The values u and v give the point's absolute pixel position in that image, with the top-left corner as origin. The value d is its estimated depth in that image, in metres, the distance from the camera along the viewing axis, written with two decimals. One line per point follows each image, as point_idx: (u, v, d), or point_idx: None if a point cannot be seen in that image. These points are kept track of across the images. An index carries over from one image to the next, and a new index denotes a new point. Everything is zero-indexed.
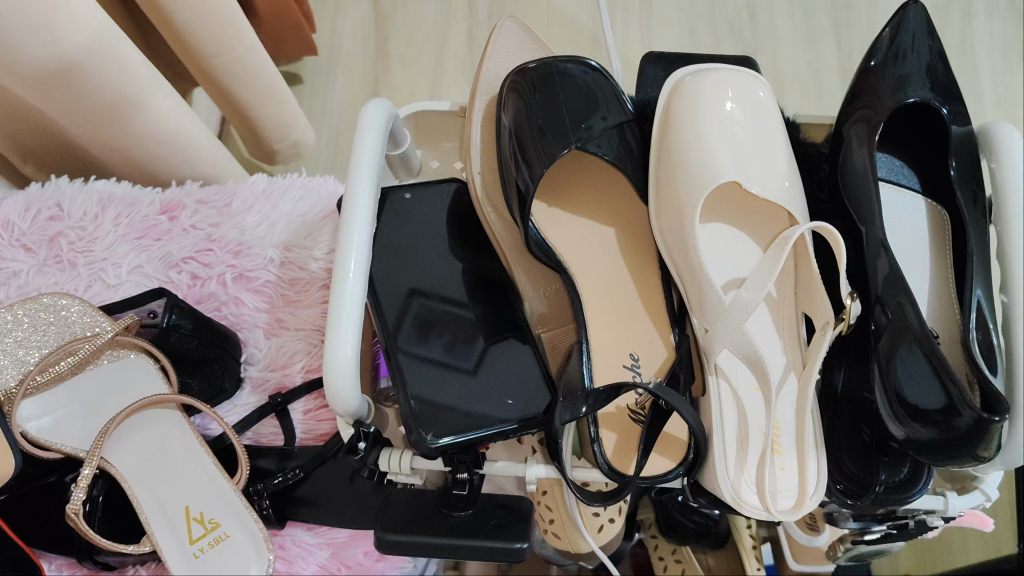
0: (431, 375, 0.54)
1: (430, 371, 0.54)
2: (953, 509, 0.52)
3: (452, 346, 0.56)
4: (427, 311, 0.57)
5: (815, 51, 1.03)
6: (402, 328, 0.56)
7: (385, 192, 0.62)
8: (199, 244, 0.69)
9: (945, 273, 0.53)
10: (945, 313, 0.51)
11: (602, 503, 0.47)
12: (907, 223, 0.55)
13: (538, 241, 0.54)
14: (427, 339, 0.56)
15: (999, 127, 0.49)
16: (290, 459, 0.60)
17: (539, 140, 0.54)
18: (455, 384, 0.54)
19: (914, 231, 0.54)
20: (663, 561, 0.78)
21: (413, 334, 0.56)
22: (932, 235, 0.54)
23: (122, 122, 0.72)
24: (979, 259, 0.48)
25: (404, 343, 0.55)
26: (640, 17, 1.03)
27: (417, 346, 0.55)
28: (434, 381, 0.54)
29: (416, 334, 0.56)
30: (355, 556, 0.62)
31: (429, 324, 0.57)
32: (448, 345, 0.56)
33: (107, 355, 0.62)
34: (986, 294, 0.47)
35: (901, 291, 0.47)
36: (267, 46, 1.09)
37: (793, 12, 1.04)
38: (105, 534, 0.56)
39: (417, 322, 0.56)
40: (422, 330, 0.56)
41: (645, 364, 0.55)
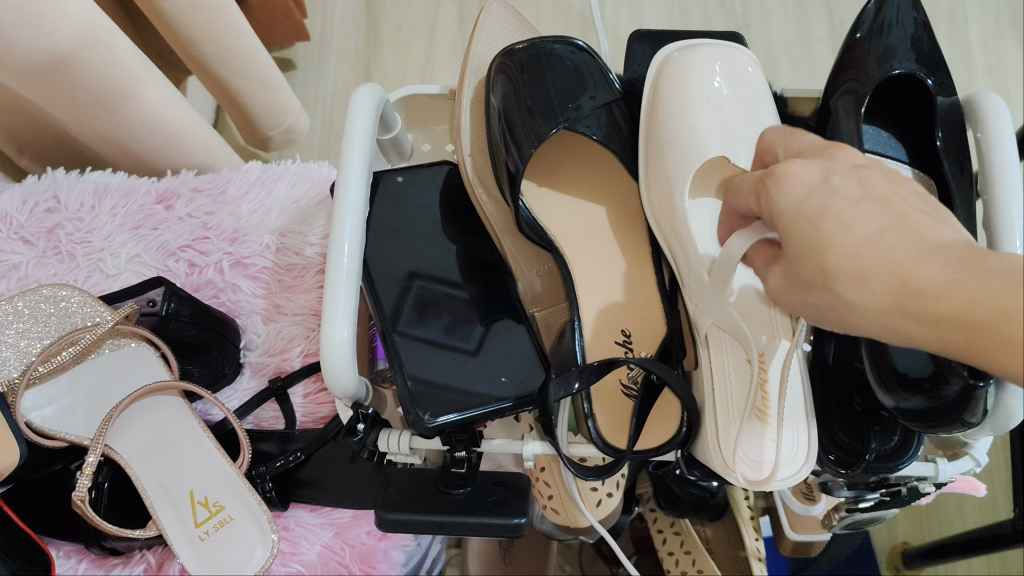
0: (426, 355, 0.55)
1: (427, 353, 0.55)
2: (943, 475, 0.52)
3: (451, 328, 0.57)
4: (425, 295, 0.58)
5: (805, 23, 1.03)
6: (401, 315, 0.57)
7: (377, 175, 0.62)
8: (195, 232, 0.70)
9: None
10: None
11: (597, 477, 0.48)
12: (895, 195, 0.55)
13: (529, 222, 0.54)
14: (426, 322, 0.57)
15: (984, 96, 0.50)
16: (291, 441, 0.61)
17: (527, 119, 0.54)
18: (453, 364, 0.55)
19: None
20: (662, 534, 0.79)
21: (411, 319, 0.56)
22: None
23: (115, 113, 0.73)
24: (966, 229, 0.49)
25: (400, 325, 0.56)
26: None
27: (417, 327, 0.56)
28: (429, 363, 0.55)
29: (410, 316, 0.57)
30: (358, 535, 0.63)
31: (427, 306, 0.57)
32: (447, 327, 0.57)
33: (108, 343, 0.63)
34: None
35: None
36: (259, 32, 1.09)
37: None
38: (111, 520, 0.57)
39: (416, 305, 0.57)
40: (417, 313, 0.57)
41: (638, 343, 0.56)
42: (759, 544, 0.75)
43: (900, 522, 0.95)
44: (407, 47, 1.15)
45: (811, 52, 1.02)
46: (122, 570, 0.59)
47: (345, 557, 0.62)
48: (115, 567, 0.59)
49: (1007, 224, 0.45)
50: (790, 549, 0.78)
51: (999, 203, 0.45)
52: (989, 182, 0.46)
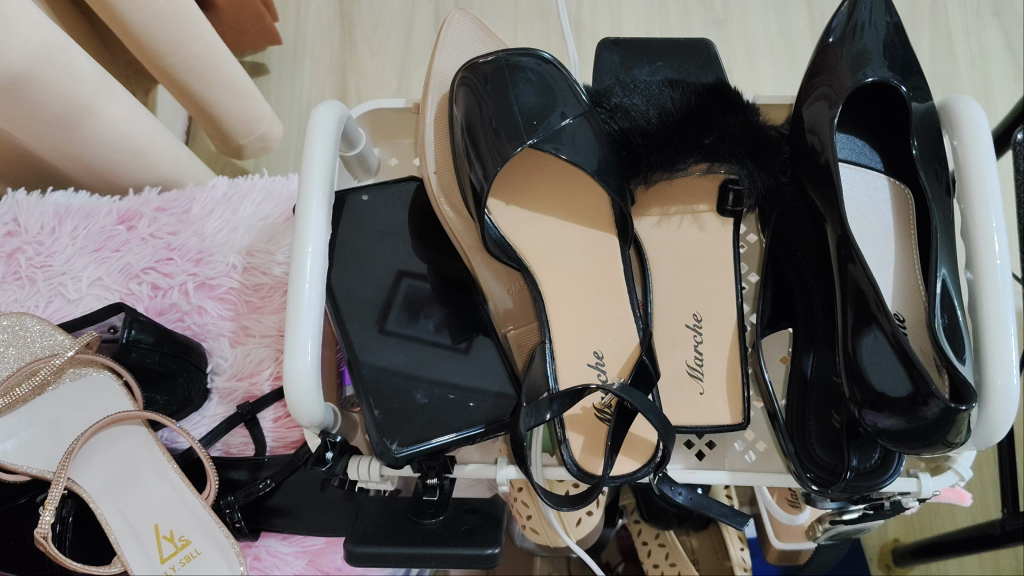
0: (398, 374, 0.54)
1: (399, 369, 0.54)
2: (927, 491, 0.50)
3: (441, 328, 0.57)
4: (415, 296, 0.57)
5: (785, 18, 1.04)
6: (391, 314, 0.56)
7: (342, 194, 0.60)
8: (159, 254, 0.68)
9: (910, 255, 0.52)
10: (910, 297, 0.51)
11: (570, 507, 0.46)
12: (871, 203, 0.54)
13: (497, 240, 0.52)
14: (418, 321, 0.57)
15: (961, 103, 0.48)
16: (261, 469, 0.59)
17: (492, 138, 0.51)
18: (424, 381, 0.54)
19: (878, 212, 0.54)
20: (647, 546, 0.78)
21: (402, 318, 0.56)
22: (897, 216, 0.53)
23: (75, 130, 0.70)
24: (943, 238, 0.47)
25: (388, 327, 0.56)
26: None
27: (410, 327, 0.56)
28: (402, 377, 0.54)
29: (390, 334, 0.56)
30: (333, 561, 0.62)
31: (418, 304, 0.57)
32: (438, 326, 0.57)
33: (69, 373, 0.60)
34: (951, 273, 0.47)
35: (855, 263, 0.48)
36: (229, 38, 1.07)
37: None
38: (77, 556, 0.56)
39: (405, 304, 0.57)
40: (402, 328, 0.56)
41: (610, 363, 0.53)
42: (745, 554, 0.74)
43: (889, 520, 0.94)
44: (383, 49, 1.13)
45: (791, 43, 1.01)
46: None
47: None
48: None
49: (985, 229, 0.44)
50: (776, 556, 0.77)
51: (977, 211, 0.44)
52: (966, 189, 0.45)
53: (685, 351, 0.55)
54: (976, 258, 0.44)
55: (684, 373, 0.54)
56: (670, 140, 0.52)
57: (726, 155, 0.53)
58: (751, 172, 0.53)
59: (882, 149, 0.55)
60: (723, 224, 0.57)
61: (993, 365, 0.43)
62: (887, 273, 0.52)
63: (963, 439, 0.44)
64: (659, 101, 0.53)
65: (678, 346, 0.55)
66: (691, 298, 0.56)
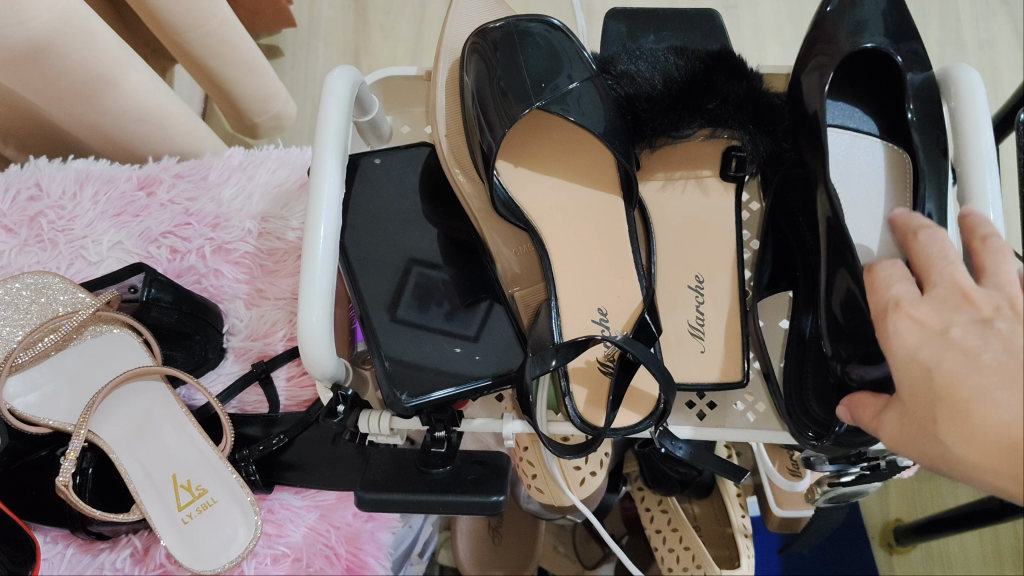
0: (405, 340, 0.55)
1: (407, 333, 0.56)
2: None
3: (451, 314, 0.57)
4: (425, 285, 0.58)
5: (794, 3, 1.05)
6: (401, 303, 0.57)
7: (354, 159, 0.62)
8: (177, 219, 0.70)
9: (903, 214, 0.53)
10: None
11: (573, 455, 0.48)
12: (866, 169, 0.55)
13: (505, 200, 0.55)
14: (427, 310, 0.57)
15: (960, 72, 0.50)
16: (274, 425, 0.61)
17: (500, 101, 0.53)
18: (433, 344, 0.56)
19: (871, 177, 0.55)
20: (650, 512, 0.80)
21: (412, 306, 0.57)
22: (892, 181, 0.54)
23: (95, 98, 0.72)
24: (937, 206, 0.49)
25: (399, 310, 0.56)
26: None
27: (418, 316, 0.57)
28: (407, 346, 0.55)
29: (404, 304, 0.57)
30: (343, 517, 0.64)
31: (429, 292, 0.58)
32: (448, 313, 0.57)
33: (90, 330, 0.62)
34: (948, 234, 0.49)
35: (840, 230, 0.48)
36: (244, 18, 1.08)
37: None
38: (97, 505, 0.58)
39: (416, 293, 0.57)
40: (416, 295, 0.57)
41: (613, 318, 0.55)
42: (745, 521, 0.76)
43: (892, 499, 0.96)
44: (396, 32, 1.15)
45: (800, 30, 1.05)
46: (109, 554, 0.60)
47: (331, 538, 0.63)
48: (101, 552, 0.60)
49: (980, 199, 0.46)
50: (777, 524, 0.79)
51: (973, 180, 0.47)
52: (963, 158, 0.48)
53: (687, 312, 0.56)
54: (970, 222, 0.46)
55: (686, 333, 0.56)
56: (675, 105, 0.54)
57: (728, 120, 0.54)
58: (753, 138, 0.55)
59: (878, 117, 0.56)
60: (725, 190, 0.59)
61: None
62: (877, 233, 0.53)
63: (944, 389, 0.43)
64: (664, 68, 0.55)
65: (681, 307, 0.57)
66: (692, 261, 0.58)
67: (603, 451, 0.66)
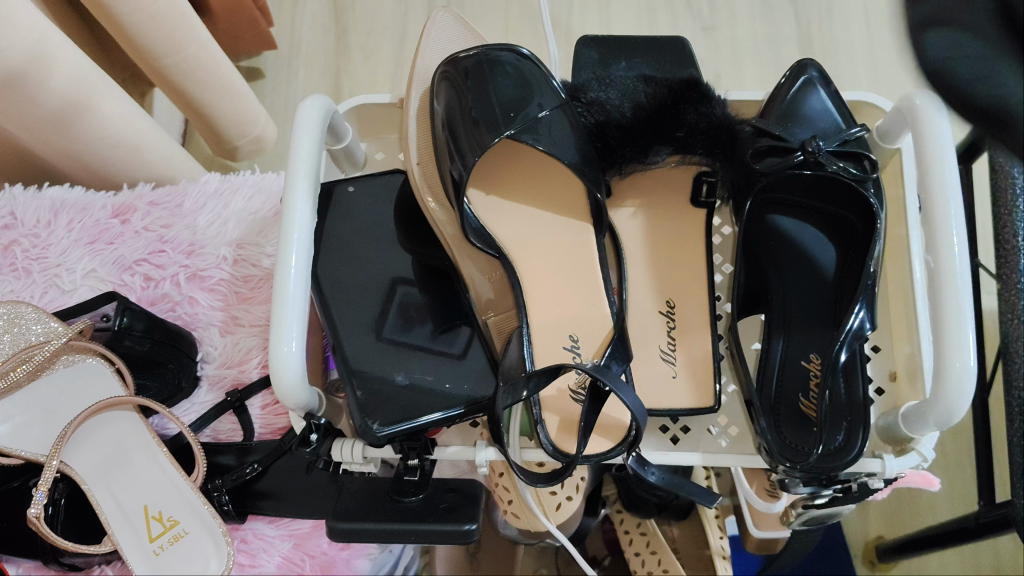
0: (383, 362, 0.56)
1: (390, 355, 0.56)
2: (891, 471, 0.51)
3: (436, 334, 0.58)
4: (409, 305, 0.59)
5: (770, 33, 1.10)
6: (387, 321, 0.58)
7: (328, 187, 0.62)
8: (151, 246, 0.70)
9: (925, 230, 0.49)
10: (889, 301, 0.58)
11: (544, 485, 0.48)
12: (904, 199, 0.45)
13: (476, 228, 0.55)
14: (412, 329, 0.58)
15: (924, 102, 0.52)
16: (249, 454, 0.61)
17: (471, 129, 0.53)
18: (410, 364, 0.56)
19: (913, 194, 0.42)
20: (629, 535, 0.80)
21: (397, 325, 0.58)
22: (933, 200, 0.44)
23: (71, 126, 0.72)
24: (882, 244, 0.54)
25: (385, 330, 0.57)
26: (598, 22, 1.10)
27: (401, 335, 0.57)
28: (386, 366, 0.56)
29: (390, 323, 0.58)
30: (318, 545, 0.64)
31: (414, 312, 0.59)
32: (433, 333, 0.58)
33: (62, 360, 0.61)
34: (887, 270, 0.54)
35: None
36: (226, 42, 1.09)
37: (750, 6, 1.12)
38: (69, 536, 0.57)
39: (400, 313, 0.58)
40: (401, 317, 0.58)
41: (585, 345, 0.56)
42: (723, 543, 0.76)
43: (873, 516, 0.96)
44: (377, 53, 1.16)
45: (776, 51, 1.10)
46: None
47: (306, 568, 0.64)
48: None
49: (944, 225, 0.47)
50: (755, 545, 0.79)
51: (937, 203, 0.48)
52: (927, 182, 0.49)
53: (658, 338, 0.56)
54: (935, 245, 0.47)
55: (658, 358, 0.56)
56: (644, 132, 0.54)
57: (696, 147, 0.55)
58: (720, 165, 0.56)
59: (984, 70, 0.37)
60: (695, 215, 0.60)
61: (950, 349, 0.46)
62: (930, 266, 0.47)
63: (933, 422, 0.47)
64: (633, 94, 0.55)
65: (652, 332, 0.57)
66: (664, 287, 0.58)
67: (579, 475, 0.66)
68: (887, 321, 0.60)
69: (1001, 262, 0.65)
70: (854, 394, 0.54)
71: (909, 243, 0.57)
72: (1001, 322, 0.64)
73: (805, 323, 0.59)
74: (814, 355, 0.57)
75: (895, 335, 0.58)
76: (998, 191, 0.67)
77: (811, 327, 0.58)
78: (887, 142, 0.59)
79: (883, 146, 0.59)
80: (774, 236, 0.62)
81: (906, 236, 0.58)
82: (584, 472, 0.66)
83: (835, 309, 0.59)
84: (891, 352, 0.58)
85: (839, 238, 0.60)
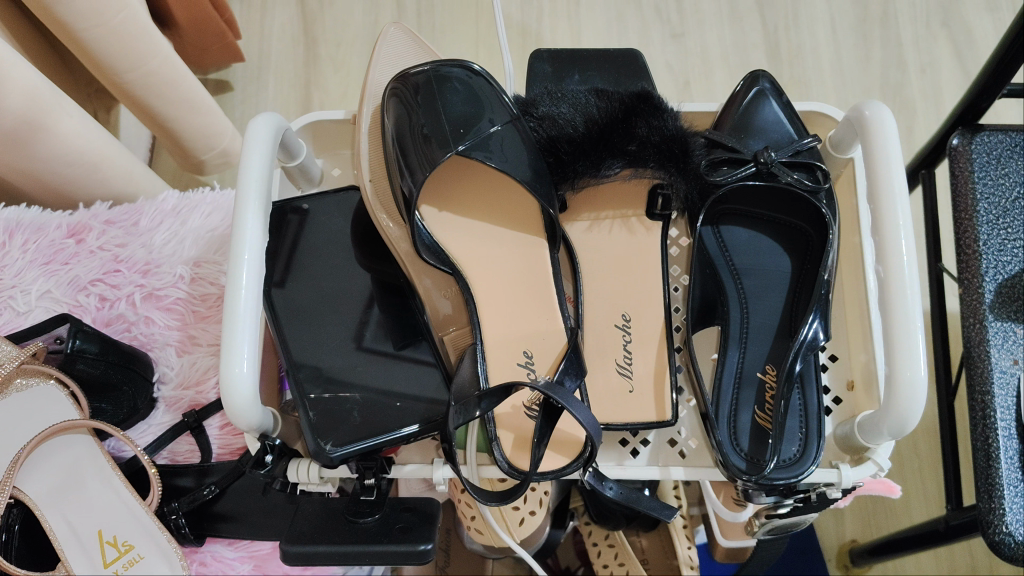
0: (350, 374, 0.56)
1: (363, 368, 0.57)
2: (847, 480, 0.50)
3: (405, 344, 0.58)
4: (384, 318, 0.59)
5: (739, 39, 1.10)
6: (368, 331, 0.58)
7: (281, 205, 0.62)
8: (106, 266, 0.70)
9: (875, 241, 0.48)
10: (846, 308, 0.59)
11: (498, 503, 0.47)
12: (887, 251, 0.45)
13: (429, 243, 0.55)
14: (385, 340, 0.58)
15: (876, 112, 0.52)
16: (207, 475, 0.60)
17: (421, 145, 0.53)
18: (374, 376, 0.57)
19: None
20: (597, 546, 0.80)
21: (379, 335, 0.58)
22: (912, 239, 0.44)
23: (27, 146, 0.71)
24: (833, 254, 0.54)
25: (366, 339, 0.58)
26: (568, 29, 1.10)
27: (384, 344, 0.58)
28: (356, 377, 0.56)
29: (371, 333, 0.58)
30: (277, 567, 0.65)
31: (388, 325, 0.59)
32: (404, 343, 0.58)
33: (16, 384, 0.60)
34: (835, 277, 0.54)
35: None
36: (192, 55, 1.08)
37: (719, 11, 1.12)
38: (24, 564, 0.57)
39: (383, 325, 0.59)
40: (382, 327, 0.59)
41: (539, 360, 0.55)
42: (692, 553, 0.76)
43: (847, 520, 0.96)
44: (346, 64, 1.15)
45: (745, 57, 1.10)
46: None
47: None
48: None
49: (893, 234, 0.47)
50: (724, 554, 0.79)
51: (886, 213, 0.48)
52: (877, 192, 0.49)
53: (615, 351, 0.56)
54: (885, 255, 0.47)
55: (615, 372, 0.56)
56: (596, 146, 0.54)
57: (649, 160, 0.55)
58: (674, 178, 0.55)
59: None
60: (651, 228, 0.60)
61: (902, 359, 0.46)
62: (899, 281, 0.46)
63: (886, 431, 0.48)
64: (585, 108, 0.55)
65: (610, 346, 0.57)
66: (621, 300, 0.58)
67: (543, 489, 0.66)
68: (843, 330, 0.60)
69: (962, 268, 0.66)
70: (809, 405, 0.55)
71: (864, 252, 0.57)
72: (962, 327, 0.64)
73: (761, 335, 0.60)
74: (769, 367, 0.58)
75: (852, 343, 0.58)
76: (957, 197, 0.67)
77: (766, 339, 0.60)
78: (839, 151, 0.59)
79: (836, 156, 0.60)
80: (731, 248, 0.63)
81: (860, 245, 0.58)
82: (547, 487, 0.66)
83: (790, 320, 0.60)
84: (848, 361, 0.59)
85: (795, 249, 0.62)
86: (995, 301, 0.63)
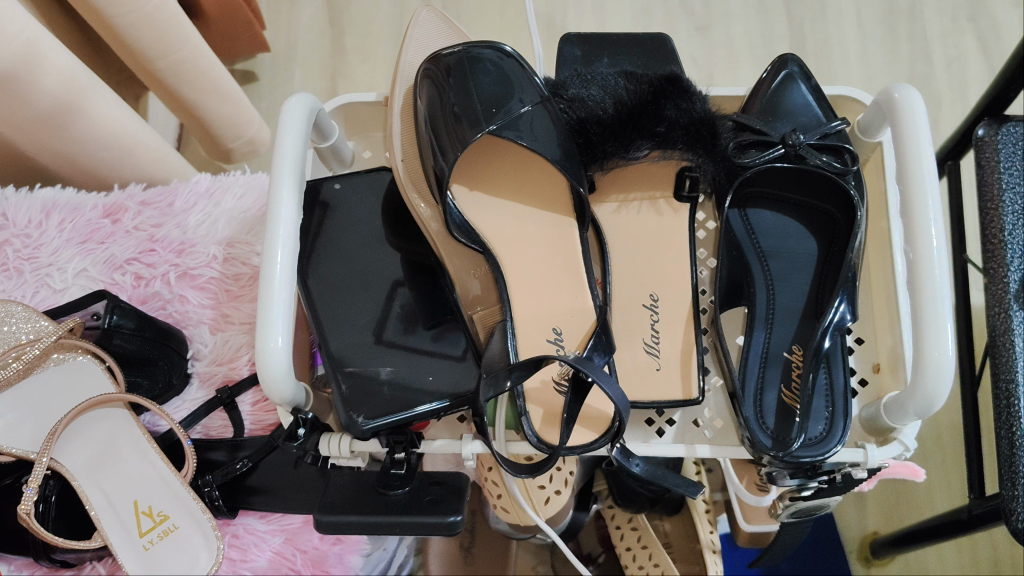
0: (372, 358, 0.57)
1: (393, 350, 0.58)
2: (873, 460, 0.50)
3: (439, 336, 0.59)
4: (412, 304, 0.60)
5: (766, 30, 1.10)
6: (389, 324, 0.59)
7: (314, 185, 0.63)
8: (142, 245, 0.71)
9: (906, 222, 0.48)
10: (876, 289, 0.59)
11: (527, 475, 0.47)
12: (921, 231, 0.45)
13: (459, 224, 0.54)
14: (415, 330, 0.59)
15: (905, 96, 0.52)
16: (240, 449, 0.61)
17: (452, 125, 0.54)
18: (403, 355, 0.58)
19: None
20: (620, 530, 0.80)
21: (400, 328, 0.59)
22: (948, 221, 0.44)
23: (63, 128, 0.72)
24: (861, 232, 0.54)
25: (385, 335, 0.58)
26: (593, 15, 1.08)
27: (405, 338, 0.58)
28: (385, 356, 0.57)
29: (391, 327, 0.59)
30: (309, 540, 0.66)
31: (417, 313, 0.59)
32: (436, 335, 0.59)
33: (54, 358, 0.61)
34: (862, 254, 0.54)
35: None
36: (221, 44, 1.09)
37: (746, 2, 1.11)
38: (60, 532, 0.59)
39: (403, 316, 0.59)
40: (403, 320, 0.59)
41: (568, 337, 0.56)
42: (714, 538, 0.76)
43: (870, 512, 0.96)
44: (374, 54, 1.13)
45: (772, 48, 1.10)
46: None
47: (297, 562, 0.65)
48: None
49: (923, 216, 0.47)
50: (747, 539, 0.79)
51: (915, 195, 0.48)
52: (906, 175, 0.49)
53: (642, 332, 0.57)
54: (914, 237, 0.47)
55: (642, 351, 0.56)
56: (625, 127, 0.55)
57: (677, 142, 0.55)
58: (701, 160, 0.56)
59: None
60: (678, 211, 0.60)
61: (930, 340, 0.46)
62: (931, 263, 0.46)
63: (909, 412, 0.48)
64: (614, 90, 0.56)
65: (637, 327, 0.57)
66: (647, 280, 0.59)
67: (567, 470, 0.66)
68: (869, 312, 0.60)
69: (986, 257, 0.66)
70: (836, 385, 0.55)
71: (891, 233, 0.57)
72: (987, 316, 0.64)
73: (787, 316, 0.60)
74: (795, 348, 0.59)
75: (878, 325, 0.59)
76: (983, 188, 0.67)
77: (793, 321, 0.60)
78: (868, 135, 0.59)
79: (864, 140, 0.60)
80: (758, 231, 0.63)
81: (886, 229, 0.58)
82: (572, 467, 0.67)
83: (814, 303, 0.61)
84: (875, 343, 0.59)
85: (821, 232, 0.63)
86: (1020, 291, 0.63)
